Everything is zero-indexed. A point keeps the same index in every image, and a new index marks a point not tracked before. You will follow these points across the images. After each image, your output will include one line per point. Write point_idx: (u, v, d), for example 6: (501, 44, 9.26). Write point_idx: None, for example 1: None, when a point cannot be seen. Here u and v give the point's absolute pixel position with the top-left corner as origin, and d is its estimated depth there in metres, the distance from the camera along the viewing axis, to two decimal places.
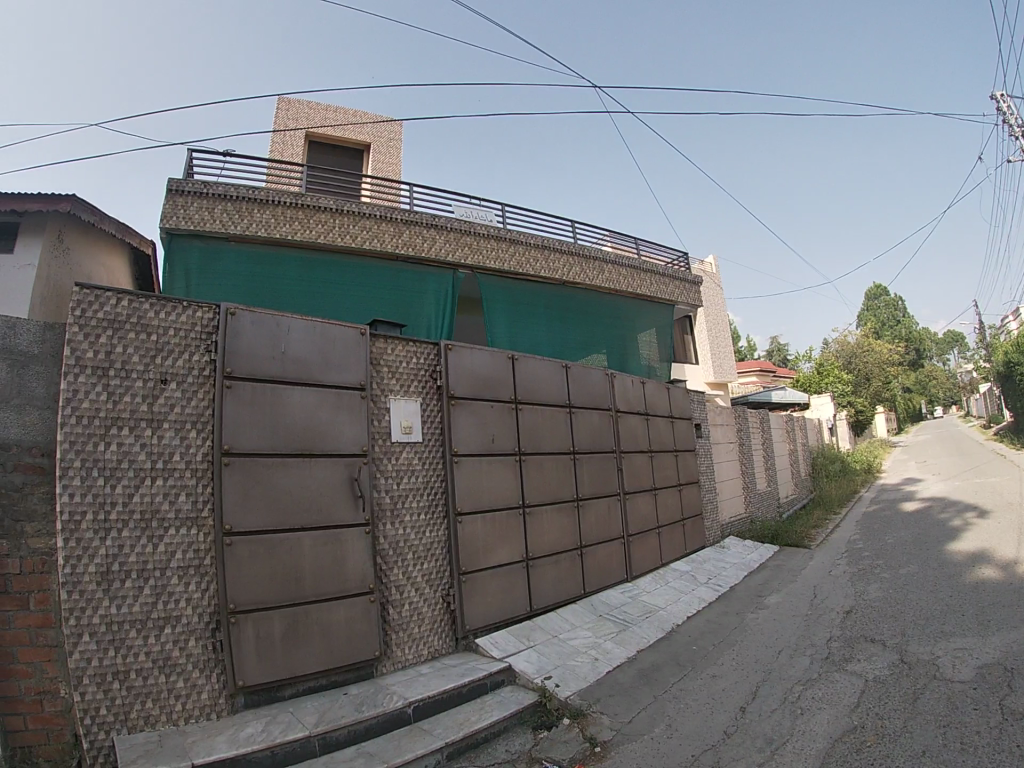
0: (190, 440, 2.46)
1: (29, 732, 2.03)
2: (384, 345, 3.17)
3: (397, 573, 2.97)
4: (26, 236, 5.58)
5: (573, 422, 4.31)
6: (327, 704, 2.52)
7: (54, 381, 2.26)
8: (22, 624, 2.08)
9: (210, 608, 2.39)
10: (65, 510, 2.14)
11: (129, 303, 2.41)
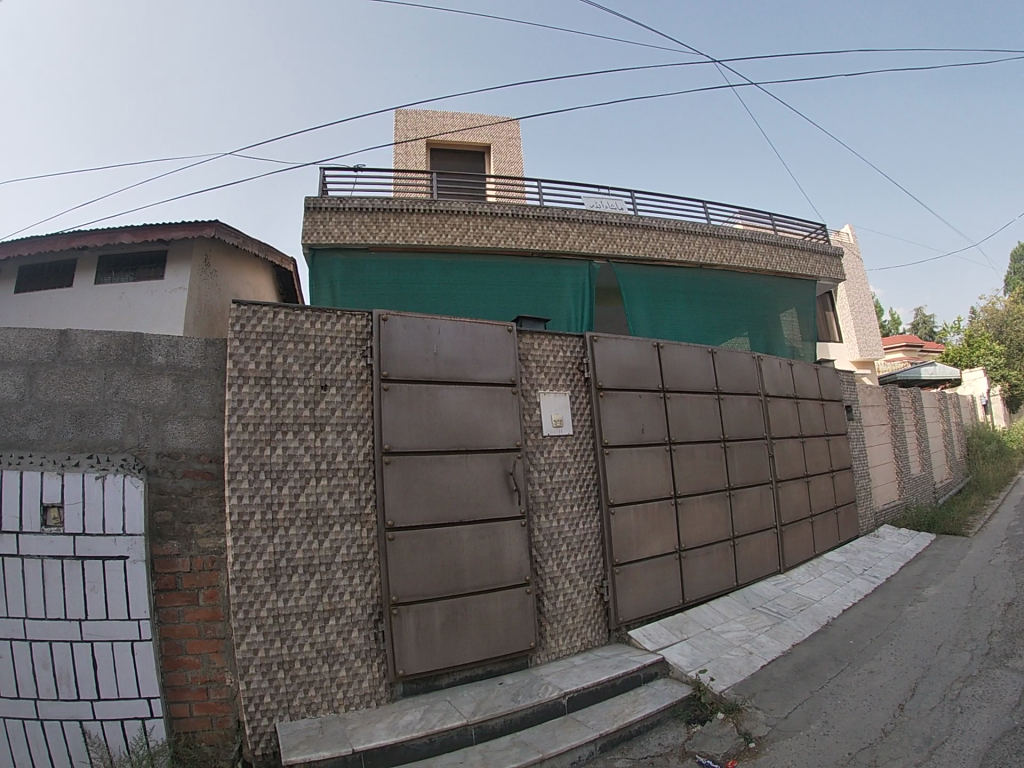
0: (352, 441, 2.59)
1: (195, 717, 2.30)
2: (531, 340, 3.19)
3: (552, 565, 3.00)
4: (176, 262, 6.12)
5: (722, 409, 4.18)
6: (483, 694, 2.59)
7: (219, 392, 2.48)
8: (192, 618, 2.34)
9: (373, 600, 2.51)
10: (236, 511, 2.32)
11: (286, 315, 2.56)
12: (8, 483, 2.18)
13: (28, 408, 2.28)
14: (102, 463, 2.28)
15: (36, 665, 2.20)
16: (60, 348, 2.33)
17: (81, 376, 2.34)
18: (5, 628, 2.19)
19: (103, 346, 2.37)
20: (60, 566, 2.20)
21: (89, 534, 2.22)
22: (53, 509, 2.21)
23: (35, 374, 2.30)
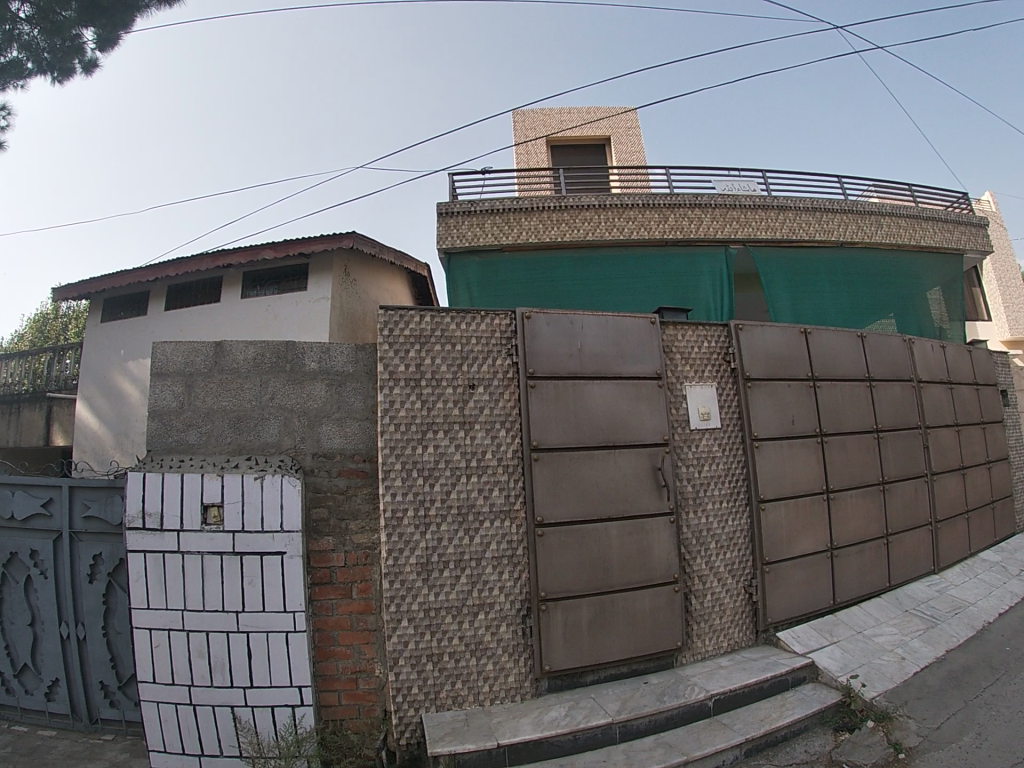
0: (500, 438, 2.61)
1: (343, 706, 2.41)
2: (674, 331, 3.11)
3: (700, 562, 2.91)
4: (318, 272, 6.43)
5: (874, 397, 3.92)
6: (628, 693, 2.56)
7: (370, 395, 2.56)
8: (345, 610, 2.43)
9: (521, 596, 2.53)
10: (389, 508, 2.41)
11: (431, 318, 2.63)
12: (173, 484, 2.36)
13: (189, 415, 2.46)
14: (260, 464, 2.40)
15: (192, 654, 2.37)
16: (216, 358, 2.49)
17: (238, 383, 2.49)
18: (166, 618, 2.37)
19: (257, 355, 2.50)
20: (220, 560, 2.35)
21: (248, 531, 2.35)
22: (214, 507, 2.36)
23: (195, 382, 2.48)
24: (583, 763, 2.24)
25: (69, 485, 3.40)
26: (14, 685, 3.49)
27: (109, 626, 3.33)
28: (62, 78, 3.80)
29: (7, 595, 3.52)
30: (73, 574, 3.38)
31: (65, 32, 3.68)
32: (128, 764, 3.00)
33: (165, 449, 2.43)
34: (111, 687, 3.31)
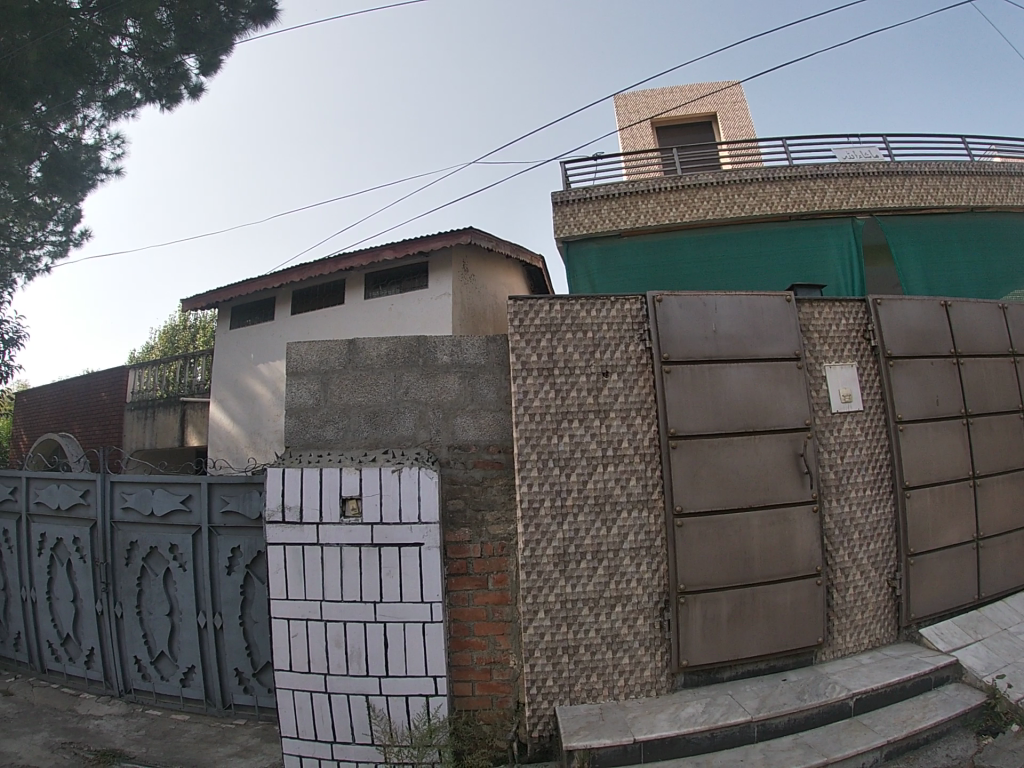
0: (636, 426, 2.57)
1: (477, 696, 2.45)
2: (811, 309, 2.98)
3: (843, 553, 2.77)
4: (438, 271, 6.79)
5: (1021, 373, 3.62)
6: (767, 690, 2.46)
7: (503, 386, 2.57)
8: (482, 600, 2.47)
9: (660, 588, 2.49)
10: (526, 499, 2.44)
11: (562, 305, 2.62)
12: (312, 477, 2.44)
13: (326, 411, 2.56)
14: (397, 458, 2.47)
15: (330, 642, 2.45)
16: (350, 356, 2.58)
17: (372, 379, 2.57)
18: (304, 609, 2.46)
19: (390, 350, 2.57)
20: (359, 552, 2.42)
21: (386, 522, 2.41)
22: (352, 500, 2.43)
23: (329, 380, 2.58)
24: (721, 763, 2.17)
25: (207, 481, 3.61)
26: (152, 671, 3.74)
27: (245, 615, 3.49)
28: (168, 99, 6.22)
29: (148, 587, 3.77)
30: (211, 566, 3.57)
31: (171, 65, 5.99)
32: (258, 747, 3.17)
33: (303, 445, 2.54)
34: (246, 674, 3.48)
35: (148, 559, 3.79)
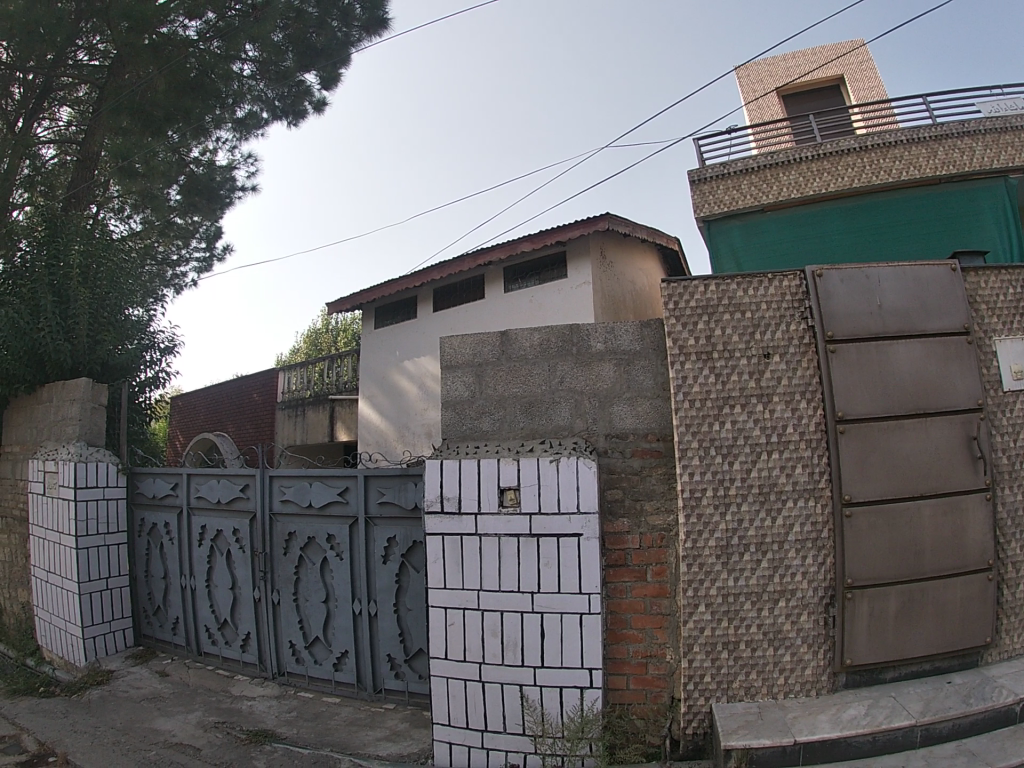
0: (801, 410, 2.47)
1: (632, 689, 2.46)
2: (977, 279, 2.70)
3: (1016, 547, 2.52)
4: (578, 261, 7.91)
5: None
6: (931, 692, 2.30)
7: (660, 372, 2.58)
8: (640, 593, 2.49)
9: (825, 582, 2.39)
10: (687, 488, 2.43)
11: (718, 286, 2.57)
12: (470, 467, 2.56)
13: (482, 403, 2.70)
14: (555, 448, 2.53)
15: (486, 632, 2.51)
16: (504, 348, 2.70)
17: (526, 369, 2.67)
18: (461, 599, 2.53)
19: (543, 341, 2.67)
20: (518, 541, 2.50)
21: (545, 512, 2.48)
22: (510, 490, 2.51)
23: (483, 372, 2.72)
24: None
25: (365, 474, 3.78)
26: (306, 655, 3.96)
27: (399, 603, 3.63)
28: None
29: (305, 575, 4.00)
30: (368, 555, 3.74)
31: None
32: (407, 732, 3.28)
33: (460, 436, 2.71)
34: (398, 661, 3.61)
35: (306, 549, 4.01)
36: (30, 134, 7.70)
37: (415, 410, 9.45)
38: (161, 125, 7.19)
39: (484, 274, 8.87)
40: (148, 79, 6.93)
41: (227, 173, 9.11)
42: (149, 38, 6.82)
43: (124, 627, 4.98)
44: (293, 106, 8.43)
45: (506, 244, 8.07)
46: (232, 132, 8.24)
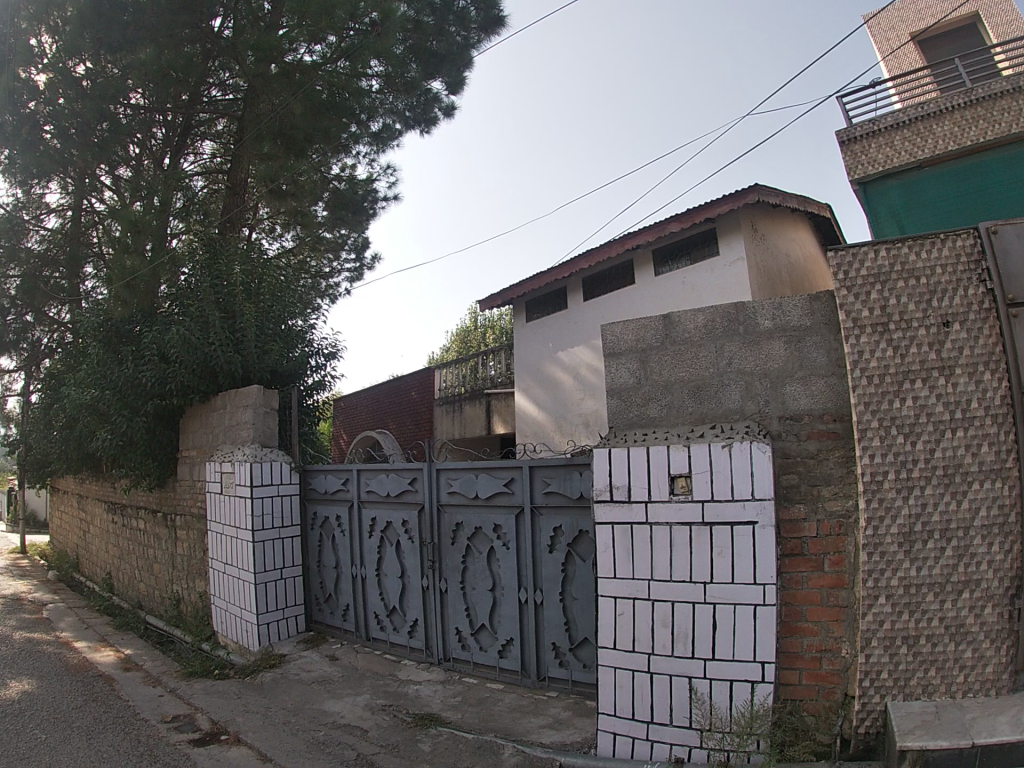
0: (986, 382, 2.25)
1: (804, 685, 2.46)
2: None
3: None
4: (729, 237, 7.74)
5: None
6: None
7: (834, 347, 2.53)
8: (817, 584, 2.47)
9: (1011, 572, 2.20)
10: (868, 471, 2.31)
11: (890, 250, 2.41)
12: (640, 455, 2.68)
13: (648, 388, 2.80)
14: (727, 433, 2.58)
15: (657, 622, 2.59)
16: (667, 331, 2.79)
17: (692, 352, 2.74)
18: (633, 587, 2.65)
19: (708, 322, 2.73)
20: (689, 530, 2.56)
21: (717, 499, 2.52)
22: (681, 477, 2.60)
23: (648, 358, 2.82)
24: None
25: (530, 465, 3.85)
26: (471, 642, 4.10)
27: (565, 592, 3.66)
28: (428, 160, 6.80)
29: (472, 564, 4.13)
30: (534, 544, 3.81)
31: None
32: (569, 721, 3.30)
33: (627, 424, 2.83)
34: (562, 649, 3.65)
35: (473, 539, 4.14)
36: (180, 169, 8.71)
37: (572, 401, 9.60)
38: (303, 147, 7.67)
39: (633, 259, 8.81)
40: (284, 105, 7.38)
41: (368, 186, 9.58)
42: (277, 67, 7.27)
43: (297, 614, 5.37)
44: (424, 113, 8.70)
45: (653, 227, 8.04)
46: (370, 144, 8.77)
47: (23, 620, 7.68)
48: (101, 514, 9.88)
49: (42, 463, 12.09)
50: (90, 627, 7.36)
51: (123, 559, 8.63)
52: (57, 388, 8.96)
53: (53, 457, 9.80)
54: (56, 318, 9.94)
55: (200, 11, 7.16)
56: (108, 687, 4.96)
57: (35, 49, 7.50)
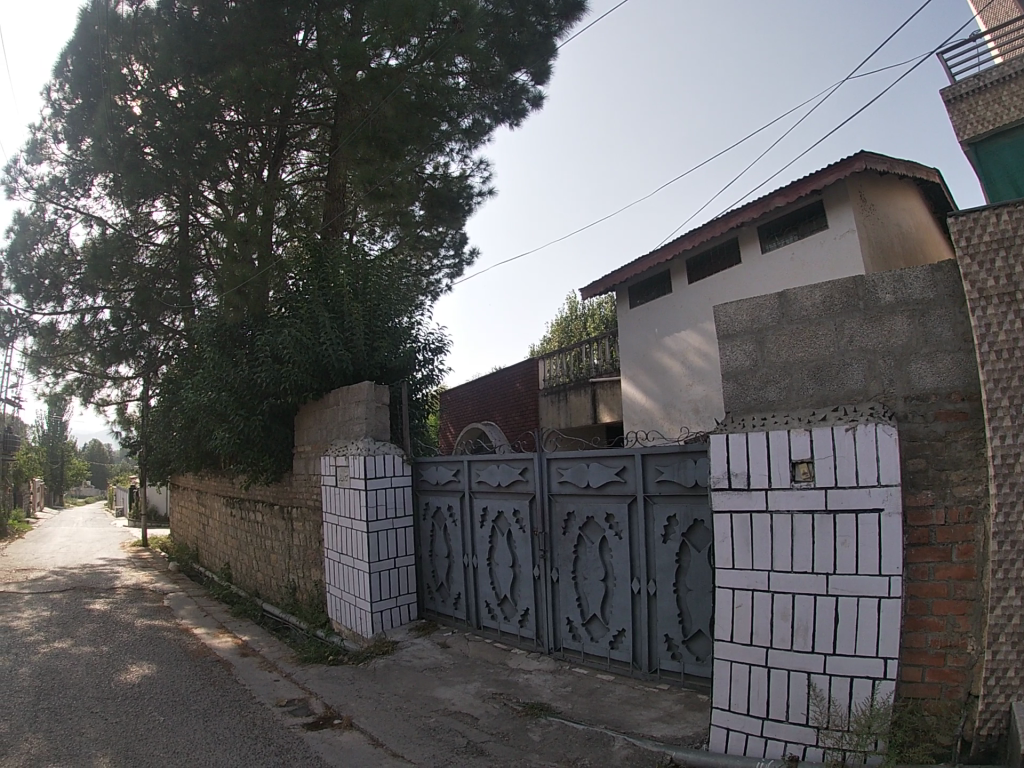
0: None
1: (926, 682, 2.41)
2: None
3: None
4: (838, 209, 7.39)
5: None
6: None
7: (959, 320, 2.46)
8: (944, 575, 2.40)
9: None
10: (999, 452, 2.25)
11: (1012, 213, 2.30)
12: (759, 439, 2.72)
13: (765, 371, 2.84)
14: (851, 415, 2.58)
15: (777, 615, 2.62)
16: (783, 310, 2.82)
17: (811, 330, 2.75)
18: (752, 579, 2.69)
19: (826, 298, 2.72)
20: (812, 518, 2.58)
21: (841, 486, 2.53)
22: (803, 463, 2.62)
23: (764, 338, 2.86)
24: None
25: (642, 454, 3.81)
26: (583, 632, 4.10)
27: (679, 584, 3.61)
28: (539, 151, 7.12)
29: (584, 554, 4.13)
30: (648, 533, 3.76)
31: None
32: (681, 715, 3.25)
33: (745, 408, 2.88)
34: (675, 641, 3.60)
35: (585, 528, 4.14)
36: (279, 179, 9.12)
37: (680, 387, 9.35)
38: (399, 148, 7.73)
39: (737, 237, 8.55)
40: (376, 109, 7.55)
41: (462, 183, 9.84)
42: (365, 73, 7.44)
43: (409, 602, 5.51)
44: (512, 105, 8.85)
45: (757, 201, 7.78)
46: (462, 140, 9.07)
47: (148, 607, 8.24)
48: (218, 508, 10.48)
49: (161, 461, 12.94)
50: (208, 615, 7.83)
51: (242, 551, 9.13)
52: (175, 392, 9.57)
53: (173, 454, 10.49)
54: (169, 327, 10.59)
55: (283, 26, 7.37)
56: (225, 673, 5.25)
57: (128, 77, 8.09)
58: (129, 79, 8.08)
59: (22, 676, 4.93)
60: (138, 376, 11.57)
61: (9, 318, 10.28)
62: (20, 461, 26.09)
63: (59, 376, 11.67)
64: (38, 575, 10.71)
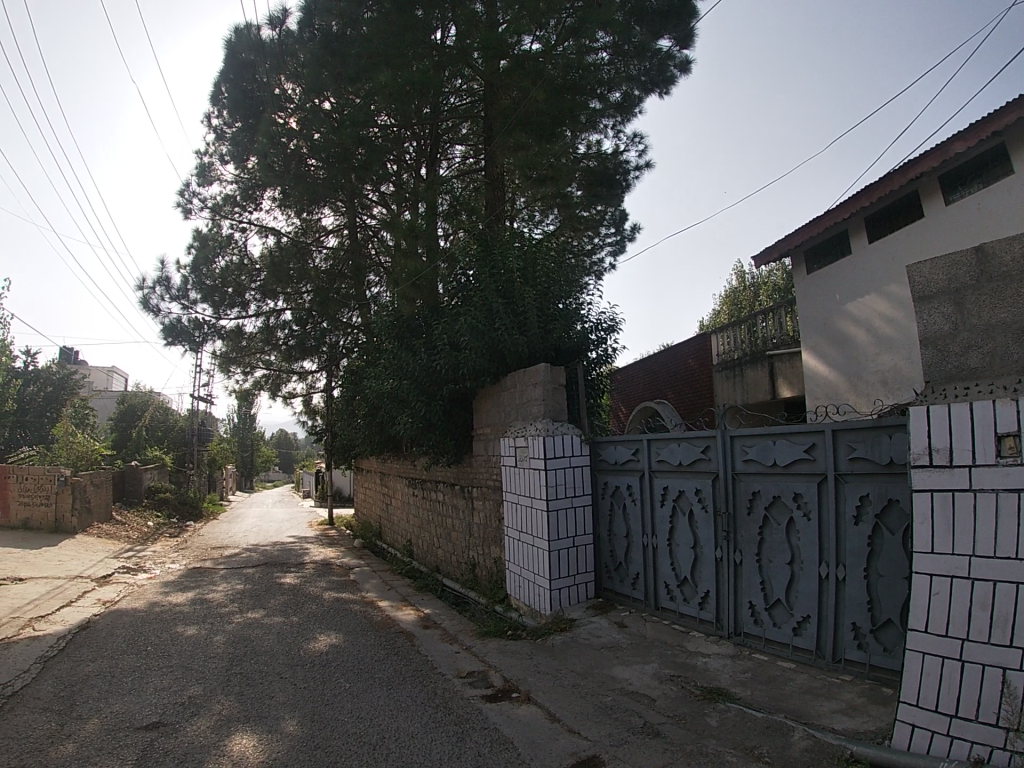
0: None
1: None
2: None
3: None
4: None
5: None
6: None
7: None
8: None
9: None
10: None
11: None
12: (962, 412, 2.47)
13: (966, 336, 2.54)
14: None
15: (975, 604, 2.38)
16: (981, 266, 2.53)
17: (1013, 288, 2.43)
18: (951, 564, 2.46)
19: None
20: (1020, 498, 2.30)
21: None
22: (1009, 437, 2.33)
23: (963, 300, 2.57)
24: None
25: (833, 429, 3.58)
26: (765, 618, 3.95)
27: (870, 569, 3.36)
28: None
29: (769, 535, 3.95)
30: (838, 515, 3.53)
31: None
32: (866, 708, 3.05)
33: (946, 377, 2.59)
34: (862, 630, 3.38)
35: (771, 508, 3.96)
36: (437, 176, 9.52)
37: (868, 356, 8.61)
38: (553, 129, 7.75)
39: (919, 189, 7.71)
40: (527, 95, 7.62)
41: (618, 159, 9.74)
42: (508, 61, 7.50)
43: (587, 581, 5.57)
44: (659, 74, 8.57)
45: (934, 149, 7.04)
46: (615, 116, 8.95)
47: (335, 582, 8.96)
48: (400, 488, 11.16)
49: (345, 446, 14.00)
50: (392, 589, 8.37)
51: (423, 529, 9.67)
52: (358, 381, 10.31)
53: (358, 439, 11.33)
54: (347, 322, 11.06)
55: (419, 27, 7.59)
56: (408, 644, 5.61)
57: (281, 96, 8.91)
58: (283, 97, 8.87)
59: (218, 645, 5.54)
60: (320, 370, 12.59)
61: (199, 324, 11.55)
62: (215, 450, 29.07)
63: (247, 374, 12.93)
64: (236, 552, 11.96)
